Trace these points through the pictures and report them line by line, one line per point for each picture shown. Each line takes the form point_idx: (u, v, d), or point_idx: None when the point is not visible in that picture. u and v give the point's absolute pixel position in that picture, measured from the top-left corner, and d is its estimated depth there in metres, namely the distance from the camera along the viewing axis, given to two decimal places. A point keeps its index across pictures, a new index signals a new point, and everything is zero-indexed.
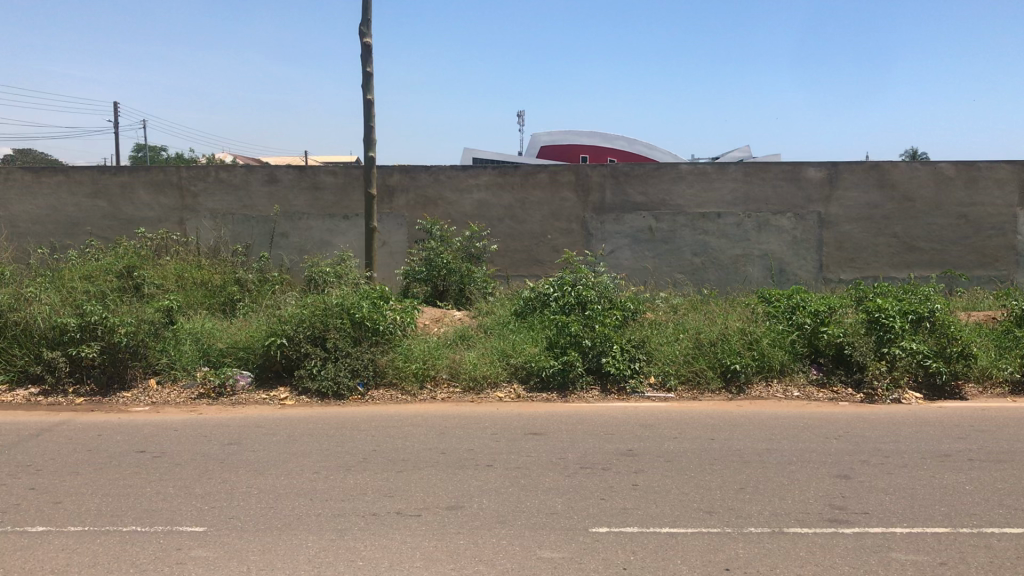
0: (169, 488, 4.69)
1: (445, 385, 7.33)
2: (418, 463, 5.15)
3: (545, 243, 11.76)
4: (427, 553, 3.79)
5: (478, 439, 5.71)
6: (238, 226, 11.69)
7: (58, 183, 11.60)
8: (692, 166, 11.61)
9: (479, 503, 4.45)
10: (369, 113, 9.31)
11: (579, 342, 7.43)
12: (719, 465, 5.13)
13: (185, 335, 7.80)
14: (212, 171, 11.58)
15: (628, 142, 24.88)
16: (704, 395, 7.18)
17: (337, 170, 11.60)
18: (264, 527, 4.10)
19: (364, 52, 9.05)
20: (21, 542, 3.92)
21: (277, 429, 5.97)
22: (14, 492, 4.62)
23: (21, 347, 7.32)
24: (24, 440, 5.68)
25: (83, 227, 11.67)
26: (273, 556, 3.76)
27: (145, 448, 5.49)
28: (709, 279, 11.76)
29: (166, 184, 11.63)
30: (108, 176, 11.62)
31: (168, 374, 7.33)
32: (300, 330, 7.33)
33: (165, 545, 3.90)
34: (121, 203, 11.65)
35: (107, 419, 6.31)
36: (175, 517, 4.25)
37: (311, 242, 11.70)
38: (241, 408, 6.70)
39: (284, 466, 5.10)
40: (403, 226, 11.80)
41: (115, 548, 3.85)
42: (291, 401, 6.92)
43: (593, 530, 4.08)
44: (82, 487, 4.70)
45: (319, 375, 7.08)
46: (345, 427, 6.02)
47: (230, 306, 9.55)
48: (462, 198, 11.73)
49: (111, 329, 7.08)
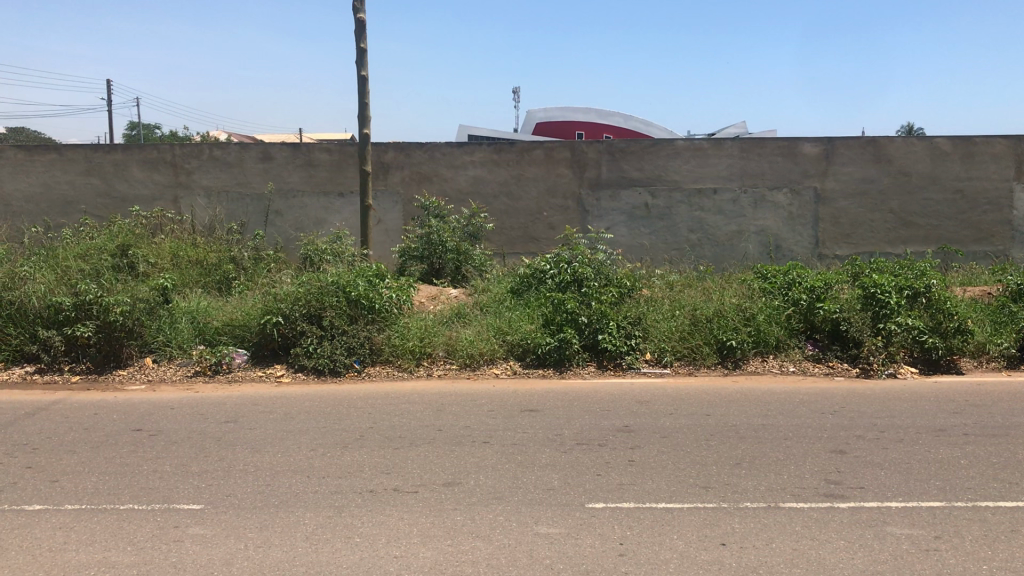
0: (166, 466, 4.69)
1: (442, 362, 7.33)
2: (414, 440, 5.15)
3: (540, 220, 11.74)
4: (424, 529, 3.81)
5: (475, 416, 5.72)
6: (232, 205, 11.64)
7: (51, 160, 11.54)
8: (688, 142, 11.56)
9: (476, 479, 4.46)
10: (363, 89, 9.23)
11: (576, 320, 7.43)
12: (715, 440, 5.14)
13: (181, 314, 7.78)
14: (205, 149, 11.51)
15: (624, 118, 24.81)
16: (699, 370, 7.19)
17: (331, 148, 11.53)
18: (261, 505, 4.11)
19: (358, 28, 8.97)
20: (19, 521, 3.92)
21: (274, 407, 5.97)
22: (11, 471, 4.62)
23: (16, 327, 7.30)
24: (20, 419, 5.68)
25: (77, 205, 11.63)
26: (272, 533, 3.77)
27: (141, 427, 5.49)
28: (706, 255, 11.75)
29: (159, 162, 11.56)
30: (101, 153, 11.54)
31: (164, 353, 7.33)
32: (295, 308, 7.32)
33: (163, 523, 3.91)
34: (115, 181, 11.59)
35: (101, 398, 6.30)
36: (171, 495, 4.25)
37: (305, 220, 11.65)
38: (238, 387, 6.70)
39: (280, 443, 5.10)
40: (398, 203, 11.77)
41: (113, 526, 3.86)
42: (288, 378, 6.92)
43: (589, 505, 4.10)
44: (80, 465, 4.71)
45: (315, 353, 7.07)
46: (341, 405, 6.02)
47: (226, 285, 9.53)
48: (457, 175, 11.70)
49: (106, 308, 7.07)
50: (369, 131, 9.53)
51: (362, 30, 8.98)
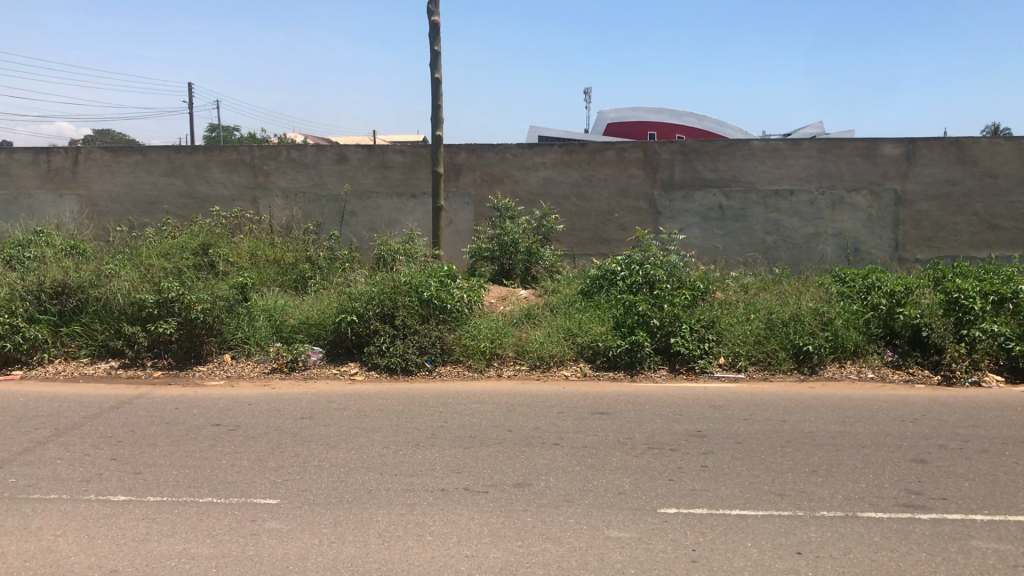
0: (243, 460, 4.79)
1: (512, 363, 7.33)
2: (485, 440, 5.17)
3: (612, 221, 11.68)
4: (495, 530, 3.81)
5: (546, 417, 5.71)
6: (308, 205, 11.84)
7: (135, 162, 11.91)
8: (764, 142, 11.37)
9: (547, 481, 4.45)
10: (437, 91, 9.30)
11: (647, 322, 7.37)
12: (790, 447, 5.04)
13: (259, 311, 7.95)
14: (283, 151, 11.73)
15: (697, 118, 24.51)
16: (775, 375, 7.06)
17: (405, 149, 11.64)
18: (335, 501, 4.17)
19: (433, 31, 9.05)
20: (105, 510, 4.06)
21: (347, 405, 6.05)
22: (97, 462, 4.78)
23: (102, 323, 7.57)
24: (105, 412, 5.87)
25: (160, 205, 11.97)
26: (345, 529, 3.82)
27: (220, 421, 5.62)
28: (782, 258, 11.54)
29: (238, 163, 11.82)
30: (184, 155, 11.86)
31: (243, 350, 7.50)
32: (368, 308, 7.42)
33: (240, 516, 3.99)
34: (196, 182, 11.89)
35: (182, 393, 6.47)
36: (249, 489, 4.34)
37: (379, 221, 11.79)
38: (313, 383, 6.82)
39: (353, 440, 5.17)
40: (470, 204, 11.84)
41: (193, 518, 3.96)
42: (361, 376, 7.02)
43: (662, 510, 4.06)
44: (161, 458, 4.84)
45: (388, 352, 7.16)
46: (412, 404, 6.08)
47: (302, 284, 9.70)
48: (529, 176, 11.71)
49: (187, 306, 7.26)
50: (441, 133, 9.60)
51: (437, 32, 9.06)
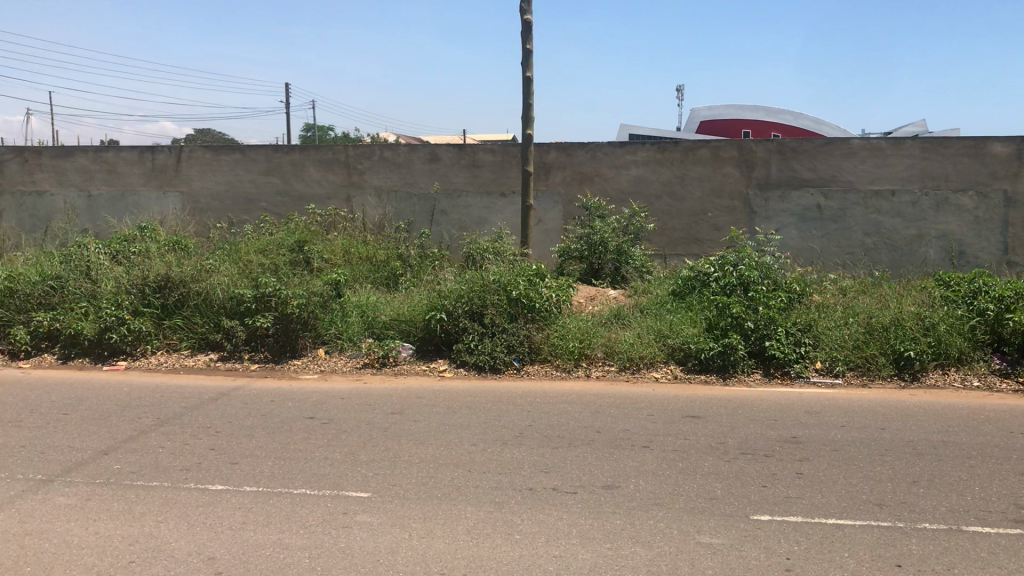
0: (336, 454, 4.87)
1: (601, 363, 7.26)
2: (574, 441, 5.14)
3: (705, 221, 11.51)
4: (584, 531, 3.78)
5: (635, 419, 5.65)
6: (400, 203, 11.99)
7: (235, 160, 12.26)
8: (864, 141, 11.03)
9: (636, 484, 4.40)
10: (528, 89, 9.30)
11: (741, 325, 7.22)
12: (890, 456, 4.87)
13: (351, 307, 8.08)
14: (376, 150, 11.90)
15: (794, 116, 23.93)
16: (873, 381, 6.83)
17: (496, 148, 11.67)
18: (425, 496, 4.20)
19: (525, 30, 9.05)
20: (203, 499, 4.18)
21: (436, 401, 6.10)
22: (197, 452, 4.92)
23: (203, 316, 7.81)
24: (204, 403, 6.05)
25: (258, 203, 12.30)
26: (434, 525, 3.85)
27: (313, 415, 5.73)
28: (882, 260, 11.17)
29: (333, 162, 12.05)
30: (281, 154, 12.16)
31: (336, 345, 7.63)
32: (458, 305, 7.47)
33: (332, 508, 4.06)
34: (293, 180, 12.18)
35: (277, 386, 6.62)
36: (341, 482, 4.41)
37: (469, 219, 11.86)
38: (403, 380, 6.90)
39: (442, 437, 5.20)
40: (560, 203, 11.82)
41: (287, 509, 4.05)
42: (450, 373, 7.07)
43: (755, 517, 3.96)
44: (257, 449, 4.96)
45: (476, 350, 7.19)
46: (501, 402, 6.09)
47: (393, 281, 9.83)
48: (620, 175, 11.63)
49: (284, 301, 7.44)
50: (532, 131, 9.60)
51: (529, 31, 9.06)
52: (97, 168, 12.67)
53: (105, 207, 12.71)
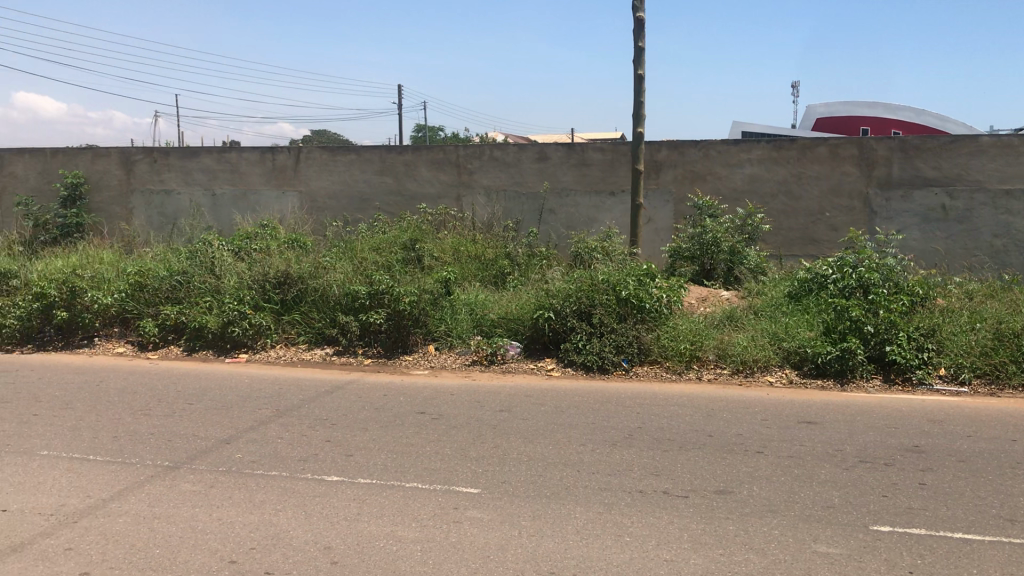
0: (446, 449, 4.94)
1: (713, 366, 7.11)
2: (685, 444, 5.07)
3: (821, 221, 11.19)
4: (695, 535, 3.73)
5: (748, 424, 5.53)
6: (509, 202, 12.05)
7: (350, 160, 12.57)
8: (994, 138, 10.51)
9: (749, 490, 4.31)
10: (639, 87, 9.22)
11: (860, 329, 6.99)
12: (1022, 469, 4.62)
13: (461, 304, 8.18)
14: (487, 149, 11.99)
15: (916, 113, 22.99)
16: (1003, 391, 6.50)
17: (606, 147, 11.60)
18: (535, 494, 4.21)
19: (637, 27, 8.98)
20: (320, 489, 4.30)
21: (545, 400, 6.12)
22: (313, 443, 5.07)
23: (319, 311, 8.05)
24: (320, 395, 6.22)
25: (371, 202, 12.58)
26: (544, 523, 3.85)
27: (424, 410, 5.82)
28: (1013, 263, 10.61)
29: (444, 162, 12.21)
30: (394, 154, 12.40)
31: (446, 341, 7.73)
32: (567, 304, 7.47)
33: (443, 503, 4.11)
34: (405, 180, 12.40)
35: (389, 381, 6.76)
36: (452, 477, 4.47)
37: (578, 219, 11.83)
38: (512, 377, 6.95)
39: (551, 436, 5.21)
40: (671, 202, 11.69)
41: (399, 502, 4.12)
42: (558, 372, 7.08)
43: (874, 528, 3.83)
44: (371, 442, 5.07)
45: (585, 349, 7.18)
46: (610, 402, 6.06)
47: (501, 279, 9.90)
48: (733, 173, 11.41)
49: (396, 298, 7.59)
50: (643, 130, 9.51)
51: (642, 29, 8.98)
52: (221, 168, 13.19)
53: (227, 205, 13.22)
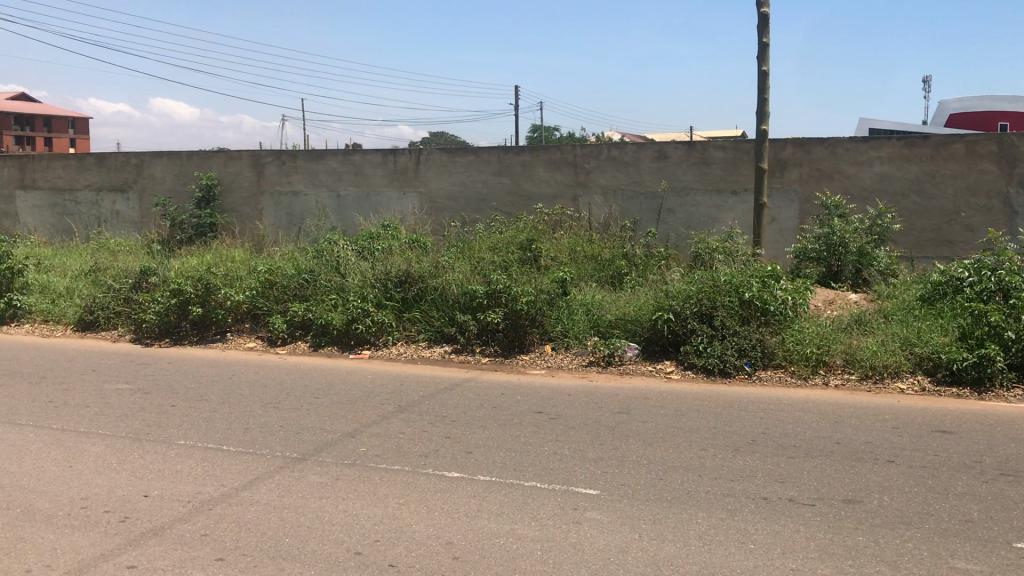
0: (565, 449, 4.94)
1: (840, 371, 6.91)
2: (811, 451, 4.92)
3: (956, 221, 10.68)
4: (823, 546, 3.61)
5: (878, 432, 5.32)
6: (627, 202, 11.96)
7: (469, 161, 12.74)
8: None
9: (881, 500, 4.14)
10: (763, 84, 9.00)
11: (1000, 335, 6.63)
12: None
13: (579, 305, 8.17)
14: (605, 149, 11.93)
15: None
16: None
17: (727, 146, 11.36)
18: (656, 498, 4.16)
19: (761, 23, 8.77)
20: (441, 485, 4.37)
21: (664, 403, 6.04)
22: (434, 439, 5.15)
23: (438, 310, 8.18)
24: (440, 392, 6.33)
25: (489, 202, 12.71)
26: (665, 527, 3.80)
27: (543, 410, 5.83)
28: None
29: (562, 162, 12.21)
30: (512, 155, 12.48)
31: (562, 342, 7.71)
32: (687, 306, 7.37)
33: (563, 503, 4.11)
34: (523, 180, 12.47)
35: (506, 380, 6.82)
36: (571, 477, 4.46)
37: (698, 219, 11.63)
38: (630, 379, 6.90)
39: (671, 439, 5.14)
40: (795, 202, 11.38)
41: (519, 501, 4.14)
42: (677, 375, 6.98)
43: (1018, 545, 3.62)
44: (490, 440, 5.12)
45: (706, 352, 7.06)
46: (731, 407, 5.94)
47: (618, 280, 9.83)
48: (861, 172, 11.02)
49: (514, 297, 7.66)
50: (766, 127, 9.28)
51: (766, 24, 8.77)
52: (344, 170, 13.56)
53: (350, 206, 13.58)
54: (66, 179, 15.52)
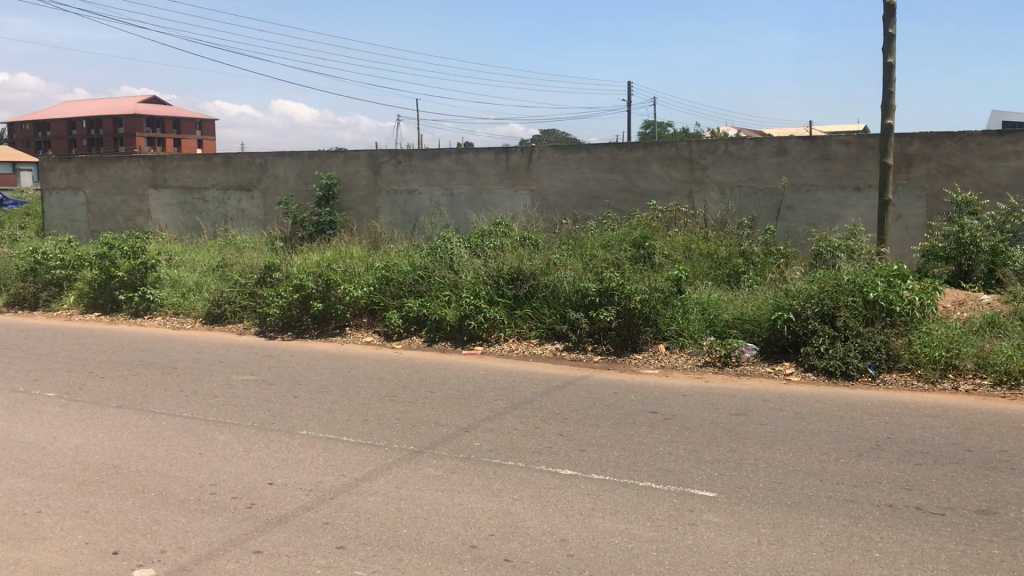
0: (681, 450, 4.88)
1: (971, 376, 6.54)
2: (940, 458, 4.72)
3: None
4: (954, 557, 3.46)
5: (1014, 440, 5.06)
6: (744, 199, 11.71)
7: (582, 158, 12.73)
8: None
9: (1018, 512, 3.94)
10: (889, 77, 8.67)
11: None
12: None
13: (693, 304, 8.05)
14: (721, 145, 11.72)
15: None
16: None
17: (850, 140, 11.00)
18: (775, 502, 4.07)
19: (888, 12, 8.45)
20: (555, 482, 4.38)
21: (783, 405, 5.89)
22: (548, 436, 5.17)
23: (551, 308, 8.20)
24: (553, 390, 6.34)
25: (602, 199, 12.66)
26: (786, 532, 3.71)
27: (657, 410, 5.77)
28: None
29: (677, 158, 12.06)
30: (625, 151, 12.40)
31: (676, 341, 7.60)
32: (807, 306, 7.17)
33: (679, 504, 4.06)
34: (636, 177, 12.37)
35: (619, 378, 6.78)
36: (687, 479, 4.41)
37: (818, 216, 11.29)
38: (747, 380, 6.76)
39: (790, 442, 5.01)
40: (923, 198, 10.93)
41: (634, 500, 4.11)
42: (797, 377, 6.81)
43: None
44: (605, 439, 5.10)
45: (827, 354, 6.86)
46: (855, 410, 5.75)
47: (734, 278, 9.63)
48: (995, 166, 10.49)
49: (627, 295, 7.62)
50: (892, 121, 8.94)
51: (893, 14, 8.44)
52: (458, 168, 13.73)
53: (464, 204, 13.75)
54: (195, 178, 16.23)
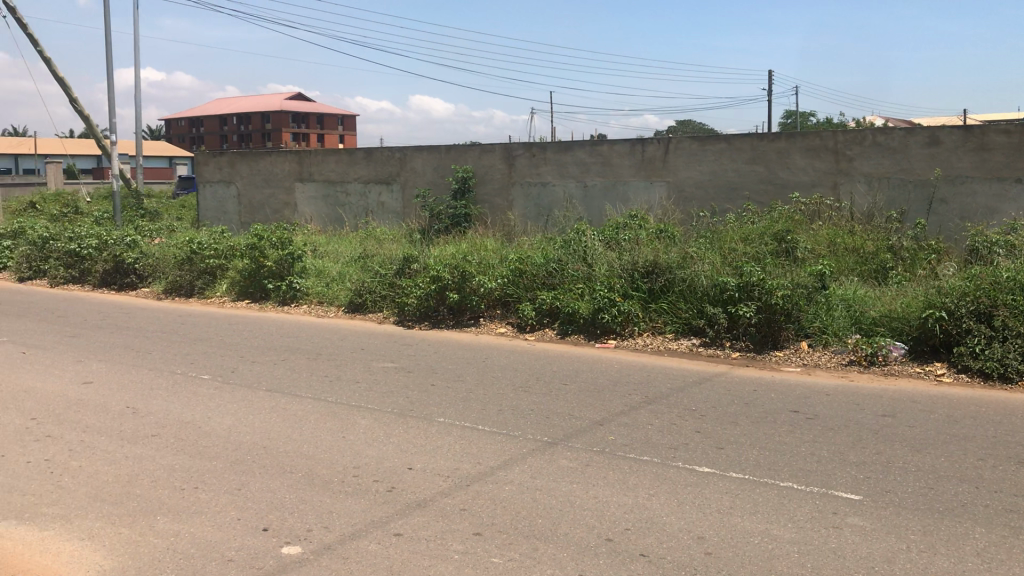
0: (824, 451, 4.73)
1: None
2: None
3: None
4: None
5: None
6: (893, 191, 11.21)
7: (721, 150, 12.47)
8: None
9: None
10: None
11: None
12: None
13: (838, 300, 7.78)
14: (869, 134, 11.25)
15: None
16: None
17: (1011, 129, 10.36)
18: (925, 508, 3.89)
19: None
20: (692, 479, 4.32)
21: (934, 407, 5.63)
22: (684, 432, 5.11)
23: (687, 302, 8.07)
24: (690, 386, 6.25)
25: (741, 192, 12.37)
26: (938, 540, 3.55)
27: (798, 409, 5.61)
28: None
29: (821, 149, 11.66)
30: (766, 142, 12.08)
31: (819, 339, 7.37)
32: (962, 303, 6.81)
33: (823, 506, 3.94)
34: (778, 168, 12.03)
35: (758, 375, 6.63)
36: (831, 481, 4.27)
37: (974, 209, 10.70)
38: (894, 380, 6.49)
39: (943, 447, 4.78)
40: None
41: (775, 501, 4.02)
42: (949, 378, 6.49)
43: None
44: (744, 437, 5.00)
45: (983, 355, 6.49)
46: (1014, 415, 5.43)
47: (882, 274, 9.24)
48: None
49: (768, 291, 7.45)
50: None
51: None
52: (593, 161, 13.70)
53: (599, 196, 13.71)
54: (338, 172, 16.80)
